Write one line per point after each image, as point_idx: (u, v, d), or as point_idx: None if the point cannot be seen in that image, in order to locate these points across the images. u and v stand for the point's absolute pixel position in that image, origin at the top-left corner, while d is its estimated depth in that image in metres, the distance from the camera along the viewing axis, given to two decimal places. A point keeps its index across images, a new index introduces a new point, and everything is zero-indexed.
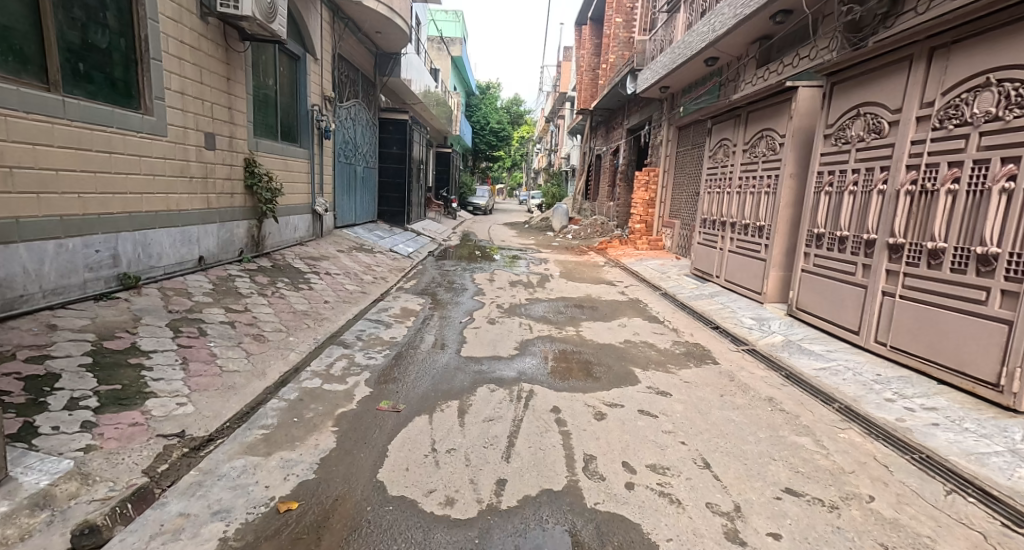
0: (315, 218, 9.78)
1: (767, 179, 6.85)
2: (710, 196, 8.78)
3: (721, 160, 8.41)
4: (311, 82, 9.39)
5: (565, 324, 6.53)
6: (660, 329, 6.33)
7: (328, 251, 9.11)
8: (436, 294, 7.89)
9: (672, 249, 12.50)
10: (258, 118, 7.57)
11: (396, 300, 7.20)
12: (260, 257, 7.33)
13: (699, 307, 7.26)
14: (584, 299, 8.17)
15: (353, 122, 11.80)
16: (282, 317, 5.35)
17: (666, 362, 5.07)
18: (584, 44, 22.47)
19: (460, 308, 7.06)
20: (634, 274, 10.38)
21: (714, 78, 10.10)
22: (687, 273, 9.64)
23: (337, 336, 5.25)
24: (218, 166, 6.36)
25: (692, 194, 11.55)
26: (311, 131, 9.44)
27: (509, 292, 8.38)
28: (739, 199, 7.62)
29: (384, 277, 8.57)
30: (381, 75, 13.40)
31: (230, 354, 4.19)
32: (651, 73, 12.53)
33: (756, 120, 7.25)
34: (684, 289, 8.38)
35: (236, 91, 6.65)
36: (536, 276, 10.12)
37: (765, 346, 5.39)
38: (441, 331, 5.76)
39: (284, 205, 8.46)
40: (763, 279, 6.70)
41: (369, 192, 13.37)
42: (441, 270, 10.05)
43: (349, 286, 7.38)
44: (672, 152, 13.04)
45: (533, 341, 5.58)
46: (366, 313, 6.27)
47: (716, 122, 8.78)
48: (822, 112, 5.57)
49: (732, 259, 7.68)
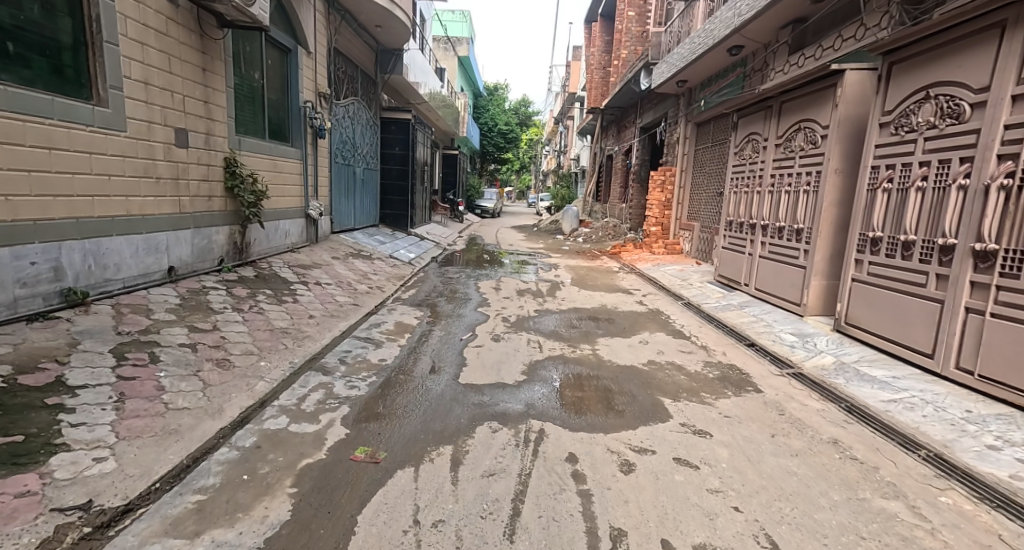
0: (309, 223, 9.15)
1: (806, 176, 6.10)
2: (736, 197, 8.04)
3: (750, 157, 7.67)
4: (304, 77, 8.76)
5: (579, 340, 5.82)
6: (687, 347, 5.59)
7: (322, 258, 8.47)
8: (437, 305, 7.22)
9: (691, 253, 11.78)
10: (241, 114, 6.93)
11: (391, 312, 6.54)
12: (243, 266, 6.70)
13: (728, 320, 6.51)
14: (599, 310, 7.46)
15: (351, 120, 11.19)
16: (256, 337, 4.68)
17: (699, 390, 4.34)
18: (595, 41, 21.80)
19: (462, 322, 6.37)
20: (651, 281, 9.66)
21: (738, 69, 9.36)
22: (710, 280, 8.93)
23: (317, 359, 4.57)
24: (192, 166, 5.71)
25: (713, 194, 10.83)
26: (303, 129, 8.81)
27: (516, 302, 7.70)
28: (771, 199, 6.88)
29: (381, 286, 7.92)
30: (382, 72, 12.79)
31: (183, 386, 3.50)
32: (668, 67, 11.80)
33: (791, 110, 6.50)
34: (709, 299, 7.65)
35: (214, 83, 6.02)
36: (547, 283, 9.42)
37: (813, 369, 4.64)
38: (439, 351, 5.08)
39: (273, 208, 7.82)
40: (803, 288, 5.94)
41: (370, 194, 12.74)
42: (443, 278, 9.40)
43: (341, 297, 6.74)
44: (689, 151, 12.31)
45: (544, 363, 4.88)
46: (356, 330, 5.60)
47: (742, 115, 8.05)
48: (876, 97, 4.83)
49: (764, 265, 6.95)
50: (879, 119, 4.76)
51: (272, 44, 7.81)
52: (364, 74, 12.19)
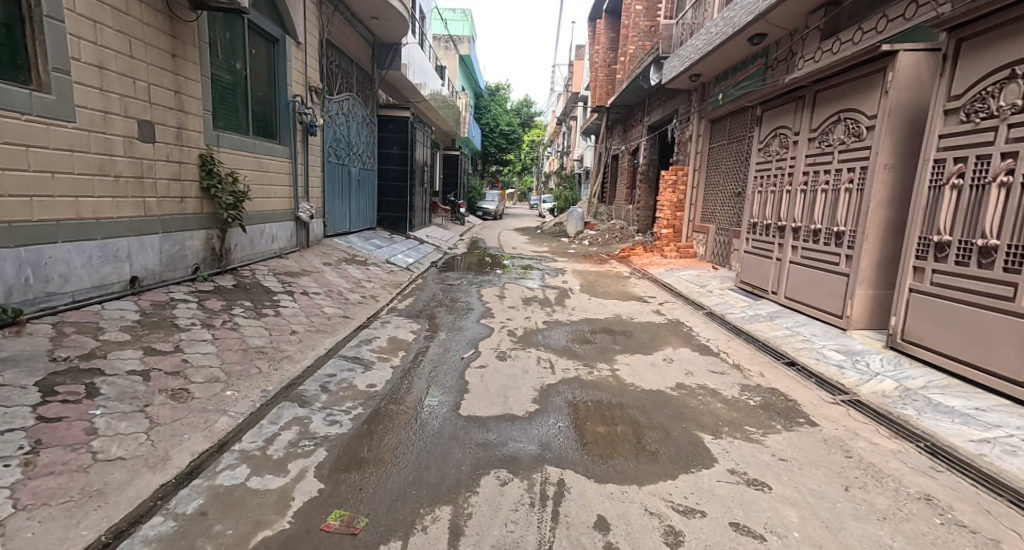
0: (298, 226, 8.53)
1: (847, 173, 5.48)
2: (762, 197, 7.41)
3: (776, 154, 7.06)
4: (293, 69, 8.14)
5: (594, 358, 5.18)
6: (718, 367, 4.94)
7: (313, 265, 7.85)
8: (435, 317, 6.59)
9: (706, 257, 11.14)
10: (219, 107, 6.30)
11: (385, 325, 5.92)
12: (222, 275, 6.06)
13: (758, 333, 5.87)
14: (613, 321, 6.81)
15: (346, 118, 10.59)
16: (225, 359, 4.04)
17: (742, 422, 3.70)
18: (599, 37, 21.15)
19: (464, 336, 5.74)
20: (667, 288, 9.02)
21: (759, 60, 8.73)
22: (731, 286, 8.27)
23: (296, 386, 3.94)
24: (159, 164, 5.07)
25: (731, 195, 10.19)
26: (292, 125, 8.18)
27: (522, 313, 7.07)
28: (805, 199, 6.26)
29: (376, 295, 7.30)
30: (380, 69, 12.29)
31: (122, 427, 2.86)
32: (680, 61, 11.15)
33: (828, 100, 5.88)
34: (734, 308, 7.01)
35: (187, 72, 5.40)
36: (554, 291, 8.78)
37: (872, 396, 3.98)
38: (438, 374, 4.45)
39: (258, 211, 7.20)
40: (846, 299, 5.33)
41: (367, 196, 12.13)
42: (444, 285, 8.77)
43: (329, 309, 6.12)
44: (703, 149, 11.69)
45: (558, 389, 4.25)
46: (345, 347, 4.97)
47: (768, 108, 7.43)
48: (940, 80, 4.22)
49: (796, 272, 6.33)
50: (945, 105, 4.16)
51: (256, 32, 7.18)
52: (359, 69, 11.56)
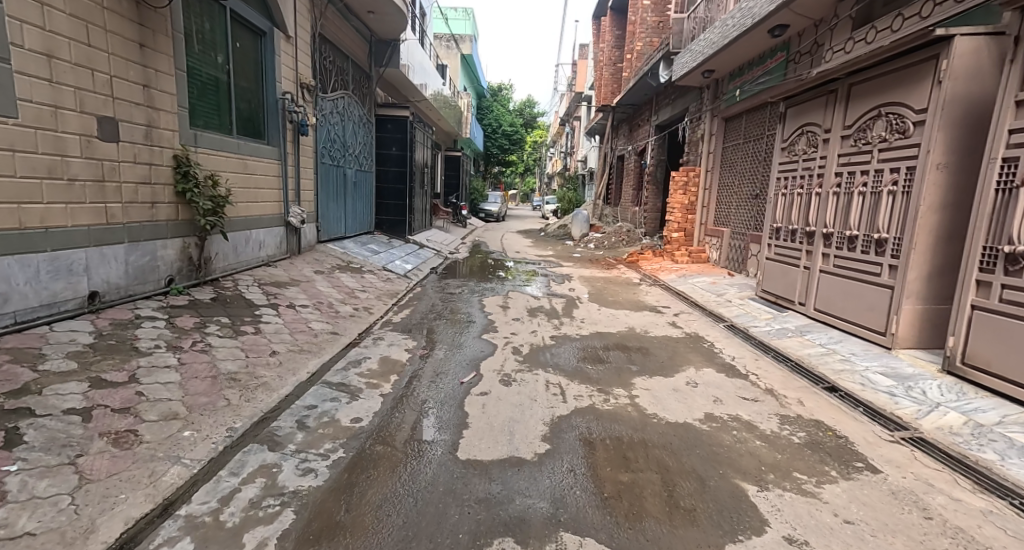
0: (288, 231, 8.01)
1: (890, 174, 4.96)
2: (786, 199, 6.88)
3: (802, 153, 6.55)
4: (282, 64, 7.61)
5: (608, 381, 4.65)
6: (750, 392, 4.38)
7: (303, 274, 7.34)
8: (434, 331, 6.07)
9: (720, 262, 10.59)
10: (198, 104, 5.77)
11: (379, 342, 5.40)
12: (200, 287, 5.54)
13: (789, 351, 5.32)
14: (626, 335, 6.27)
15: (341, 117, 10.09)
16: (189, 389, 3.51)
17: (788, 466, 3.16)
18: (604, 35, 20.63)
19: (464, 355, 5.22)
20: (681, 296, 8.49)
21: (780, 53, 8.21)
22: (750, 296, 7.73)
23: (269, 421, 3.40)
24: (125, 166, 4.53)
25: (747, 197, 9.66)
26: (281, 123, 7.65)
27: (527, 325, 6.55)
28: (837, 203, 5.73)
29: (370, 307, 6.78)
30: (378, 67, 11.82)
31: (41, 488, 2.37)
32: (692, 56, 10.62)
33: (868, 94, 5.35)
34: (757, 321, 6.46)
35: (158, 64, 4.87)
36: (560, 300, 8.24)
37: (938, 433, 3.44)
38: (433, 404, 3.92)
39: (243, 216, 6.68)
40: (890, 314, 4.81)
41: (364, 199, 11.62)
42: (443, 294, 8.26)
43: (317, 324, 5.60)
44: (716, 149, 11.17)
45: (572, 422, 3.72)
46: (333, 370, 4.45)
47: (792, 104, 6.91)
48: (1009, 66, 3.75)
49: (828, 282, 5.80)
50: (1017, 96, 3.68)
51: (241, 24, 6.65)
52: (356, 66, 11.04)
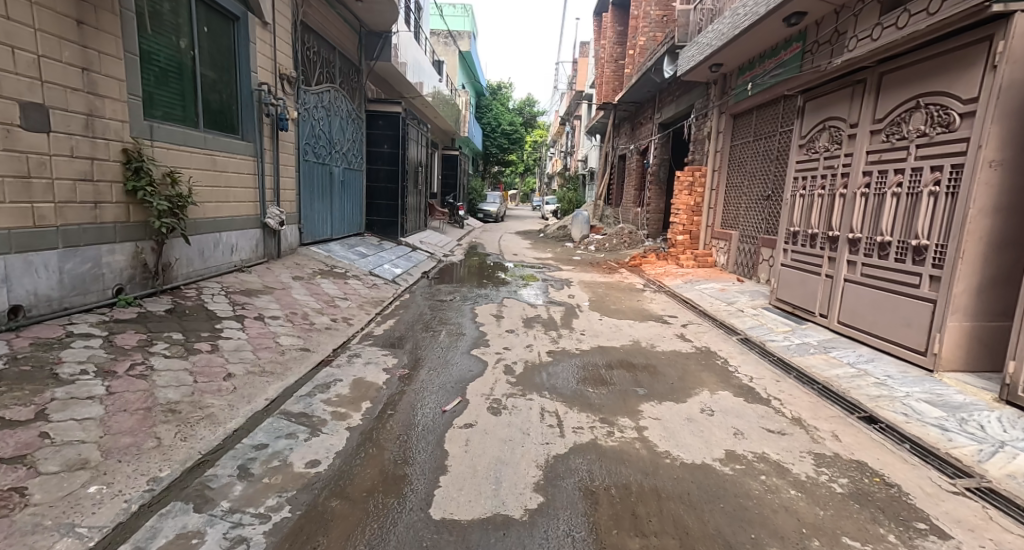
0: (266, 234, 7.43)
1: (930, 173, 4.41)
2: (804, 201, 6.32)
3: (823, 150, 5.98)
4: (257, 52, 7.02)
5: (611, 407, 4.08)
6: (775, 423, 3.80)
7: (280, 281, 6.75)
8: (419, 345, 5.51)
9: (728, 267, 10.04)
10: (156, 92, 5.21)
11: (355, 360, 4.82)
12: (156, 296, 4.96)
13: (814, 371, 4.74)
14: (631, 350, 5.70)
15: (327, 112, 9.53)
16: (111, 425, 2.93)
17: (834, 527, 2.60)
18: (606, 31, 20.04)
19: (450, 376, 4.65)
20: (688, 305, 7.93)
21: (796, 43, 7.66)
22: (764, 305, 7.17)
23: (205, 467, 2.82)
24: (60, 159, 4.02)
25: (758, 199, 9.11)
26: (257, 117, 7.07)
27: (522, 338, 5.97)
28: (865, 205, 5.17)
29: (351, 317, 6.22)
30: (369, 59, 11.32)
31: None
32: (700, 48, 10.07)
33: (903, 84, 4.80)
34: (775, 335, 5.88)
35: (103, 45, 4.33)
36: (559, 308, 7.69)
37: (1011, 483, 2.90)
38: (408, 442, 3.35)
39: (210, 218, 6.10)
40: (932, 332, 4.26)
41: (353, 199, 11.05)
42: (433, 301, 7.70)
43: (287, 339, 5.02)
44: (723, 147, 10.62)
45: (570, 465, 3.14)
46: (295, 396, 3.86)
47: (811, 98, 6.35)
48: None
49: (855, 293, 5.24)
50: None
51: (209, 6, 6.07)
52: (344, 58, 10.45)
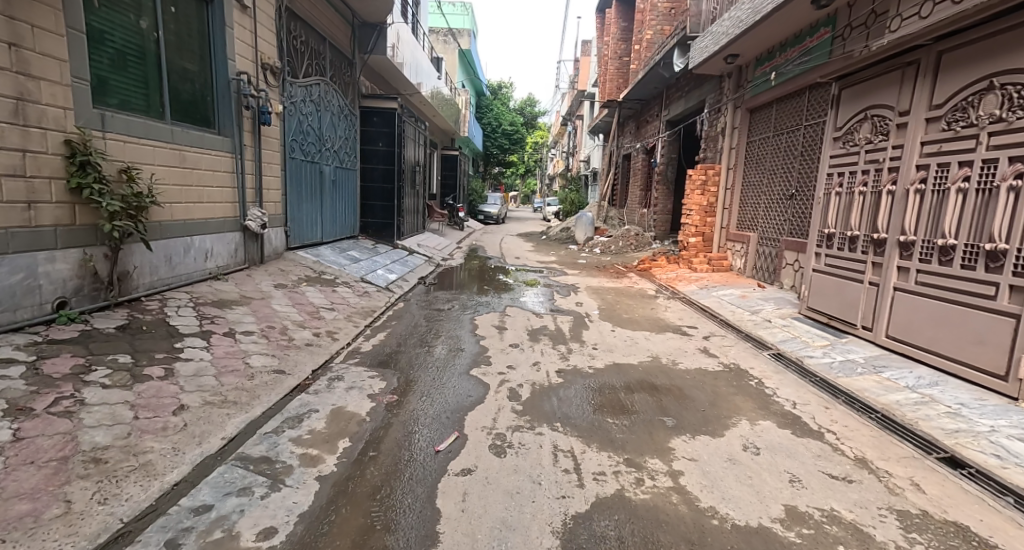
0: (246, 238, 6.79)
1: (1010, 166, 3.86)
2: (841, 200, 5.69)
3: (865, 141, 5.36)
4: (236, 38, 6.38)
5: (635, 444, 3.45)
6: (837, 466, 3.15)
7: (259, 290, 6.10)
8: (410, 363, 4.88)
9: (746, 271, 9.41)
10: (111, 77, 4.60)
11: (336, 384, 4.17)
12: (109, 311, 4.32)
13: (868, 396, 4.10)
14: (651, 369, 5.06)
15: (317, 107, 8.89)
16: (6, 487, 2.34)
17: None
18: (610, 27, 19.42)
19: (446, 402, 4.02)
20: (708, 314, 7.27)
21: (825, 28, 7.02)
22: (792, 315, 6.52)
23: (123, 545, 2.24)
24: None
25: (779, 198, 8.50)
26: (235, 109, 6.42)
27: (527, 354, 5.33)
28: (921, 204, 4.57)
29: (336, 330, 5.58)
30: (363, 53, 10.73)
31: None
32: (714, 39, 9.44)
33: (971, 65, 4.23)
34: (812, 350, 5.23)
35: (37, 18, 3.76)
36: (566, 317, 7.06)
37: None
38: (392, 498, 2.71)
39: (180, 220, 5.47)
40: (1016, 352, 3.73)
41: (345, 200, 10.41)
42: (429, 311, 7.05)
43: (259, 359, 4.36)
44: (738, 144, 10.00)
45: (596, 532, 2.53)
46: (259, 434, 3.21)
47: (850, 85, 5.74)
48: None
49: (908, 305, 4.62)
50: None
51: None
52: (336, 50, 9.83)
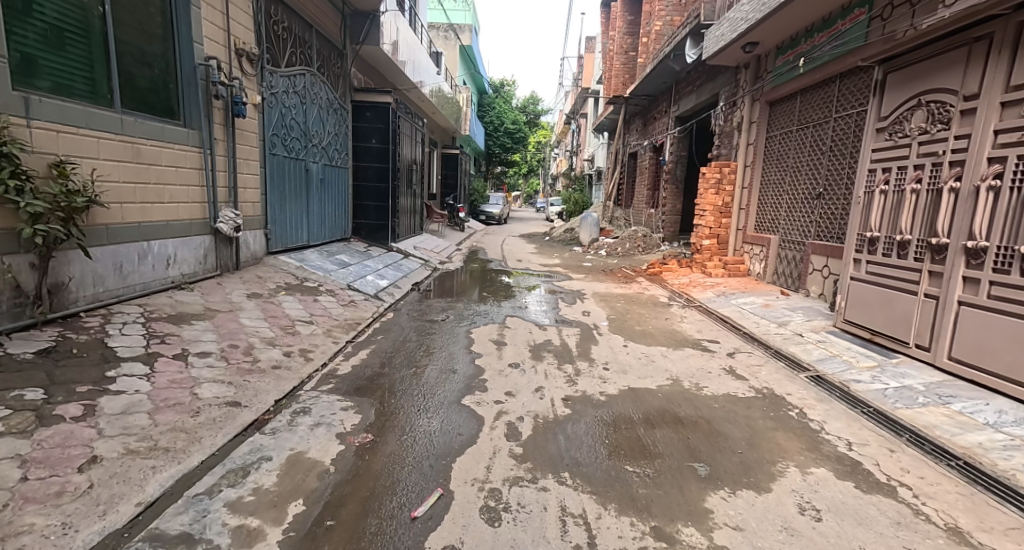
0: (217, 242, 6.11)
1: None
2: (888, 199, 5.00)
3: (920, 131, 4.69)
4: (202, 17, 5.67)
5: (664, 506, 2.77)
6: (928, 541, 2.51)
7: (229, 301, 5.41)
8: (393, 389, 4.20)
9: (766, 277, 8.70)
10: (42, 57, 3.97)
11: (299, 420, 3.48)
12: (33, 332, 3.68)
13: (941, 437, 3.41)
14: (672, 395, 4.37)
15: (302, 100, 8.23)
16: None
17: None
18: (615, 21, 18.63)
19: (430, 444, 3.34)
20: (730, 326, 6.56)
21: (860, 8, 6.35)
22: (827, 328, 5.81)
23: None
24: None
25: (803, 197, 7.83)
26: (203, 98, 5.72)
27: (529, 377, 4.64)
28: (999, 204, 3.95)
29: (313, 348, 4.91)
30: (355, 43, 10.06)
31: None
32: (730, 25, 8.72)
33: None
34: (859, 374, 4.51)
35: None
36: (572, 329, 6.37)
37: None
38: None
39: (134, 223, 4.80)
40: None
41: (335, 200, 9.73)
42: (421, 322, 6.38)
43: (211, 388, 3.67)
44: (755, 140, 9.31)
45: None
46: (187, 495, 2.55)
47: (897, 69, 5.07)
48: None
49: (984, 325, 3.98)
50: None
51: None
52: (325, 39, 9.16)
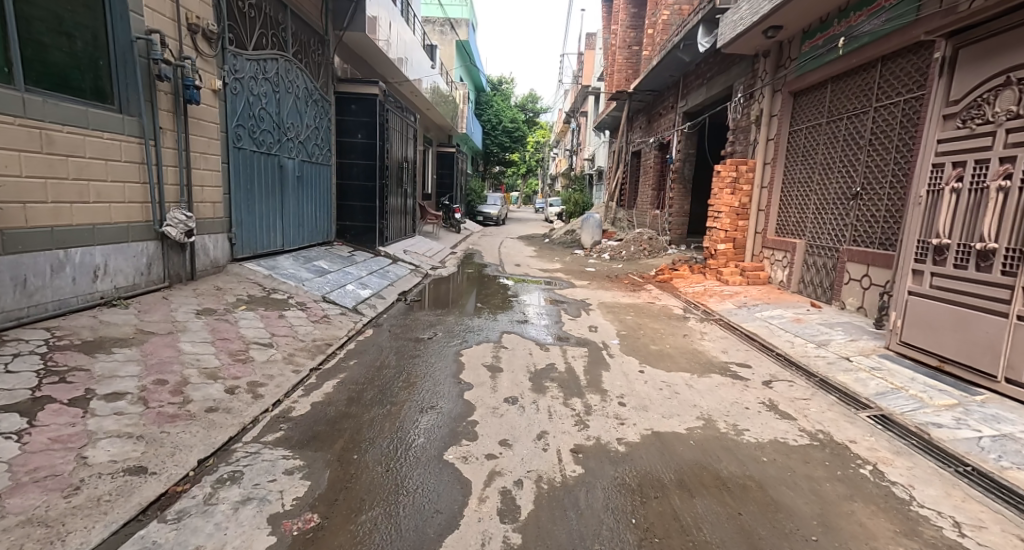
0: (165, 248, 5.21)
1: None
2: (962, 199, 4.13)
3: (1009, 116, 3.83)
4: None
5: None
6: None
7: (170, 320, 4.51)
8: (357, 437, 3.33)
9: (790, 286, 7.83)
10: None
11: (222, 495, 2.59)
12: None
13: None
14: (711, 443, 3.50)
15: (274, 88, 7.33)
16: None
17: None
18: (619, 13, 17.74)
19: (394, 528, 2.47)
20: (761, 345, 5.68)
21: None
22: (879, 350, 4.93)
23: None
24: None
25: (836, 197, 6.97)
26: (143, 78, 4.83)
27: (529, 416, 3.76)
28: None
29: (266, 380, 4.02)
30: (338, 29, 9.18)
31: None
32: (750, 7, 7.85)
33: None
34: (938, 415, 3.64)
35: None
36: (578, 349, 5.51)
37: None
38: None
39: (42, 228, 3.95)
40: None
41: (314, 200, 8.83)
42: (403, 341, 5.51)
43: (108, 447, 2.78)
44: (776, 134, 8.44)
45: None
46: None
47: (974, 41, 4.19)
48: None
49: None
50: None
51: None
52: (302, 22, 8.27)
